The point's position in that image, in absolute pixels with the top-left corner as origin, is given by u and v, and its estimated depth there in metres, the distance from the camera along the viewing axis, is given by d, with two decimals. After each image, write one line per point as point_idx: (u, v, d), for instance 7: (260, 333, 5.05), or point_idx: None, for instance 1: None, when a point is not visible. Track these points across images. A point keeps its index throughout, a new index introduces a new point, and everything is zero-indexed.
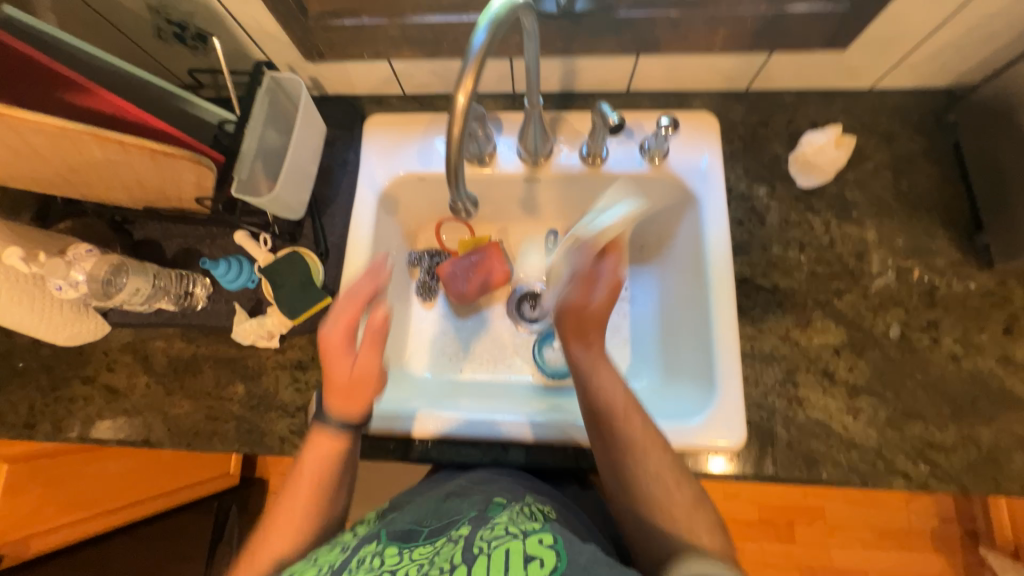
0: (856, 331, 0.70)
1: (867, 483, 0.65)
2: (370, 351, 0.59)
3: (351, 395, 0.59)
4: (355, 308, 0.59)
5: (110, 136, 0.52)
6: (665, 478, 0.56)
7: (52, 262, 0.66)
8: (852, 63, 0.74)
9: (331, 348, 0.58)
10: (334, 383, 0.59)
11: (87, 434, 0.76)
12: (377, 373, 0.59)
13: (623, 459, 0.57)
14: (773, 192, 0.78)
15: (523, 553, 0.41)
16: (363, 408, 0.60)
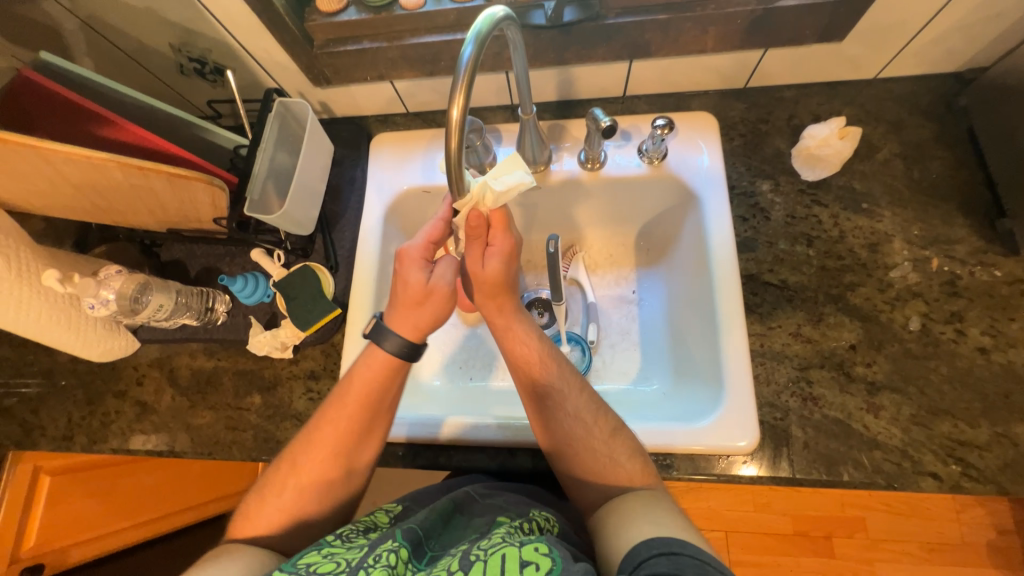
0: (873, 326, 0.68)
1: (893, 486, 0.62)
2: (447, 270, 0.61)
3: (418, 309, 0.61)
4: (438, 222, 0.61)
5: (131, 162, 0.56)
6: (587, 418, 0.61)
7: (84, 282, 0.69)
8: (852, 53, 0.73)
9: (412, 260, 0.60)
10: (404, 292, 0.60)
11: (118, 445, 0.81)
12: (450, 292, 0.61)
13: (575, 446, 0.60)
14: (778, 186, 0.76)
15: (519, 558, 0.41)
16: (426, 325, 0.62)
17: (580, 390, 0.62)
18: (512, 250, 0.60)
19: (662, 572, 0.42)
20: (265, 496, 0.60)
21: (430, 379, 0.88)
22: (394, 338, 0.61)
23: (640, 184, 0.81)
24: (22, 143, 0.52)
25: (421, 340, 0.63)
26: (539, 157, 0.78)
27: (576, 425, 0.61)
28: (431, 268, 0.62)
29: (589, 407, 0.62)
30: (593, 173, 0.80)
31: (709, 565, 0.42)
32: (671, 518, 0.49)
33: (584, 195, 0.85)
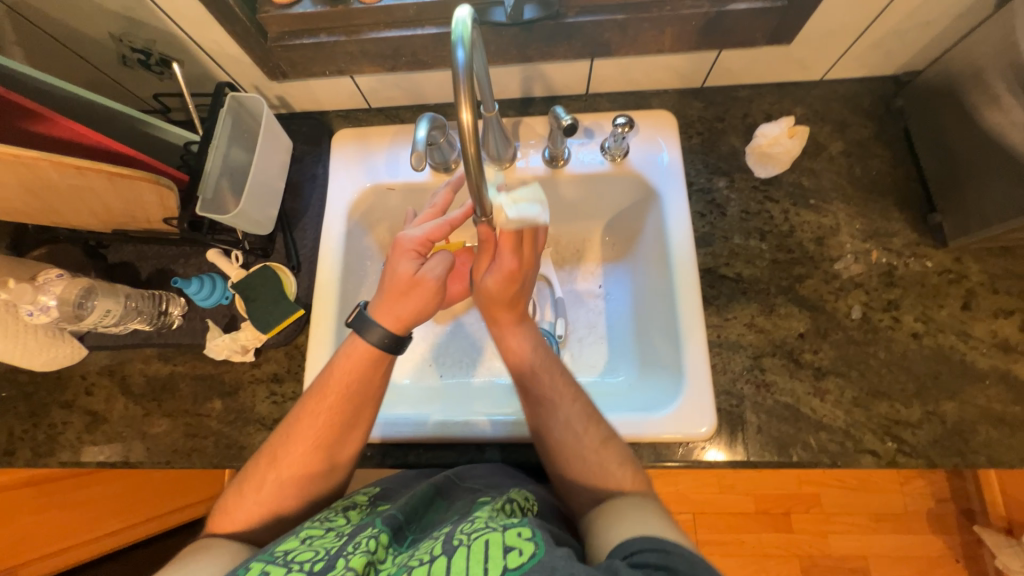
0: (819, 314, 0.72)
1: (837, 464, 0.66)
2: (437, 264, 0.62)
3: (402, 299, 0.61)
4: (442, 226, 0.64)
5: (66, 161, 0.53)
6: (578, 429, 0.63)
7: (20, 288, 0.65)
8: (800, 55, 0.76)
9: (405, 248, 0.62)
10: (394, 279, 0.62)
11: (66, 459, 0.76)
12: (438, 287, 0.62)
13: (565, 445, 0.62)
14: (733, 183, 0.79)
15: (501, 542, 0.41)
16: (409, 316, 0.62)
17: (590, 423, 0.63)
18: (512, 271, 0.63)
19: (652, 563, 0.42)
20: (244, 493, 0.59)
21: (399, 377, 0.88)
22: (378, 327, 0.61)
23: (603, 181, 0.82)
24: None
25: (405, 332, 0.63)
26: (504, 154, 0.78)
27: (568, 431, 0.63)
28: (425, 262, 0.63)
29: (584, 413, 0.64)
30: (557, 170, 0.81)
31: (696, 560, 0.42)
32: (653, 513, 0.51)
33: (549, 193, 0.86)
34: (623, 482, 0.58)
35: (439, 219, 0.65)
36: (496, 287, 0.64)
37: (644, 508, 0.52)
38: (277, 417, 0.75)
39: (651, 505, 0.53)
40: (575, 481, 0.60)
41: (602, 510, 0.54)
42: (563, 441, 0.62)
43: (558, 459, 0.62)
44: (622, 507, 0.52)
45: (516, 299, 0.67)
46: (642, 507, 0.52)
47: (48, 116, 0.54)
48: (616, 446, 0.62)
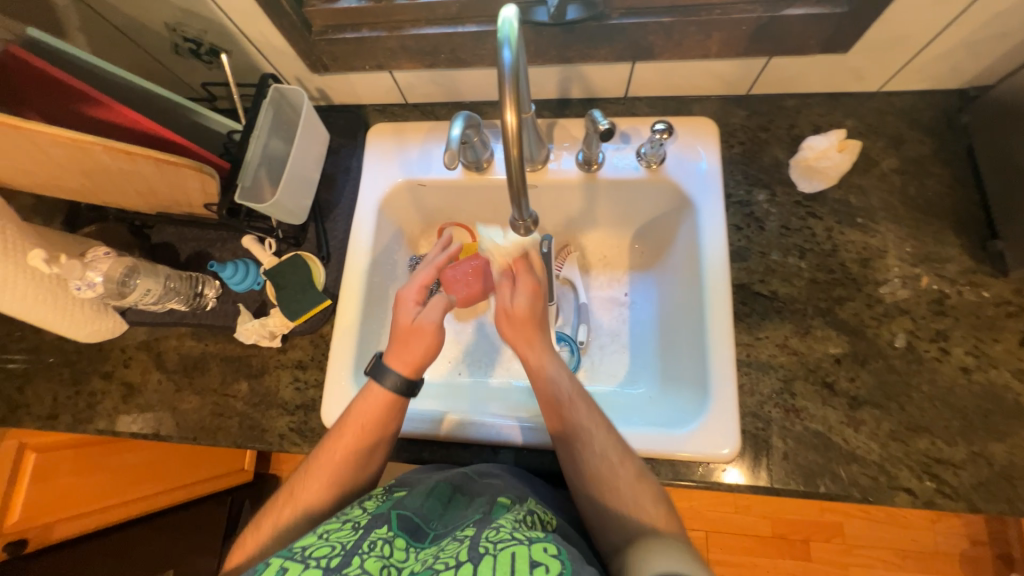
0: (859, 340, 0.68)
1: (867, 499, 0.62)
2: (432, 310, 0.65)
3: (406, 346, 0.64)
4: (429, 271, 0.69)
5: (117, 146, 0.55)
6: (614, 458, 0.59)
7: (70, 263, 0.68)
8: (857, 65, 0.72)
9: (403, 299, 0.66)
10: (396, 330, 0.65)
11: (103, 426, 0.81)
12: (434, 328, 0.64)
13: (597, 479, 0.58)
14: (774, 197, 0.76)
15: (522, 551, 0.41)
16: (419, 359, 0.64)
17: (623, 457, 0.60)
18: (535, 287, 0.68)
19: None
20: (257, 524, 0.59)
21: None
22: (393, 373, 0.63)
23: (636, 188, 0.80)
24: (7, 122, 0.51)
25: (417, 377, 0.64)
26: (536, 156, 0.77)
27: (601, 462, 0.59)
28: (421, 310, 0.66)
29: (616, 446, 0.60)
30: (590, 174, 0.80)
31: None
32: (683, 552, 0.49)
33: (580, 196, 0.84)
34: (655, 518, 0.55)
35: (426, 266, 0.70)
36: (524, 308, 0.66)
37: (673, 545, 0.50)
38: (299, 403, 0.77)
39: (683, 546, 0.50)
40: (604, 519, 0.57)
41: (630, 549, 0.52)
42: (597, 473, 0.59)
43: (588, 494, 0.59)
44: (652, 547, 0.50)
45: (540, 324, 0.67)
46: (667, 543, 0.50)
47: (105, 101, 0.57)
48: (648, 480, 0.59)
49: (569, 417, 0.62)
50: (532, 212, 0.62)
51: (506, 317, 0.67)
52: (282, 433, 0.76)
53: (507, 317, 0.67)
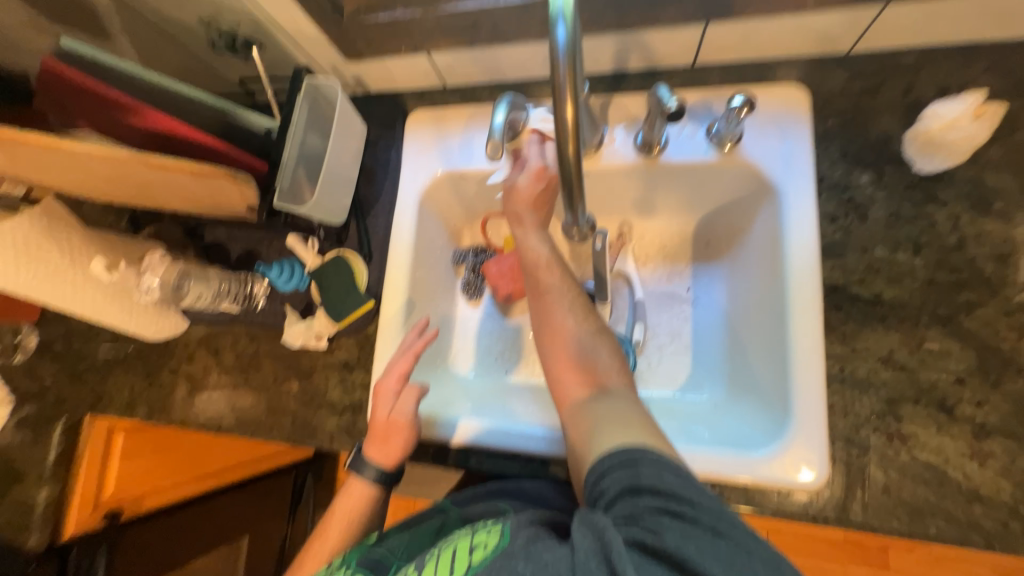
0: (990, 356, 0.56)
1: (993, 547, 0.52)
2: (405, 401, 0.68)
3: (385, 441, 0.69)
4: (408, 358, 0.70)
5: (152, 159, 0.53)
6: (578, 317, 0.64)
7: (127, 272, 0.73)
8: (1010, 5, 0.56)
9: (380, 393, 0.69)
10: (374, 423, 0.69)
11: (173, 418, 0.85)
12: (408, 420, 0.68)
13: (564, 332, 0.63)
14: (881, 179, 0.63)
15: (469, 547, 0.49)
16: (396, 453, 0.69)
17: (590, 319, 0.64)
18: (540, 171, 0.69)
19: (623, 481, 0.47)
20: None
21: (465, 371, 0.86)
22: (377, 467, 0.69)
23: (705, 172, 0.70)
24: (53, 144, 0.50)
25: (395, 467, 0.70)
26: (590, 140, 0.69)
27: (567, 317, 0.64)
28: (398, 399, 0.70)
29: (579, 303, 0.65)
30: (651, 158, 0.70)
31: (664, 465, 0.47)
32: (634, 420, 0.53)
33: (638, 182, 0.75)
34: (612, 372, 0.60)
35: (404, 352, 0.71)
36: (527, 187, 0.69)
37: (623, 410, 0.55)
38: (347, 404, 0.77)
39: (633, 411, 0.55)
40: (562, 372, 0.62)
41: (586, 410, 0.57)
42: (563, 326, 0.63)
43: (553, 344, 0.63)
44: (606, 413, 0.55)
45: (545, 201, 0.71)
46: (619, 409, 0.55)
47: (141, 109, 0.55)
48: (606, 341, 0.63)
49: (546, 282, 0.66)
50: (590, 217, 0.59)
51: (511, 195, 0.70)
52: (331, 433, 0.76)
53: (511, 194, 0.70)
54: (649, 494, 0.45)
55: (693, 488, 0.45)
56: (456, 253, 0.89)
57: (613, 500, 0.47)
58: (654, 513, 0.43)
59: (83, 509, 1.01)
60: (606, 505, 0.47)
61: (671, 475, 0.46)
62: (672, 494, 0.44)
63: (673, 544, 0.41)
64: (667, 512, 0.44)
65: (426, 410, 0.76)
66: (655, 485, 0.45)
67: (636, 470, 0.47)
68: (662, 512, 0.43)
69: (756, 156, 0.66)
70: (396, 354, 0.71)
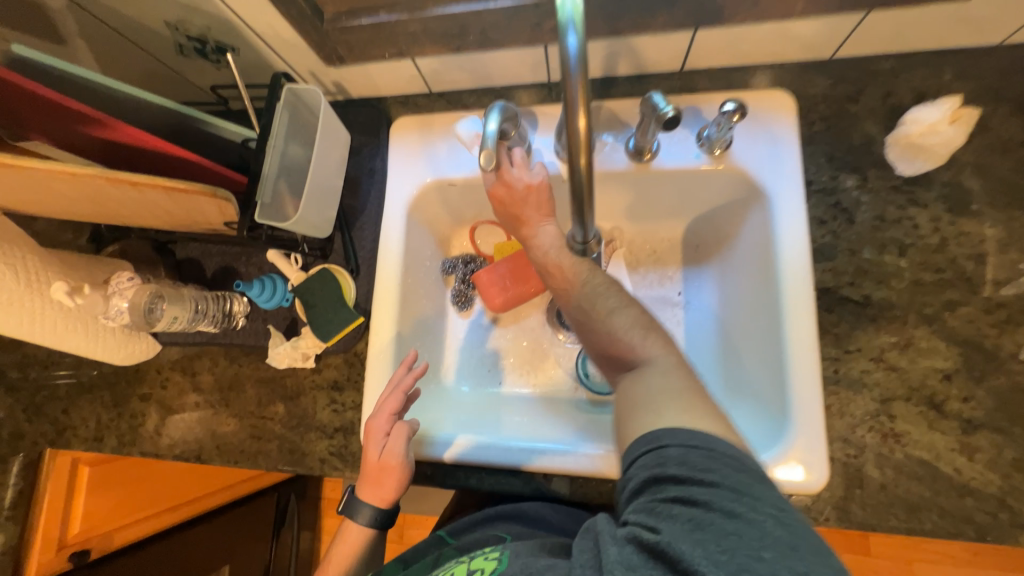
0: (975, 353, 0.58)
1: (985, 537, 0.54)
2: (393, 442, 0.65)
3: (379, 483, 0.66)
4: (397, 397, 0.67)
5: (123, 177, 0.49)
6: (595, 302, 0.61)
7: (92, 297, 0.68)
8: (979, 15, 0.58)
9: (369, 433, 0.67)
10: (366, 464, 0.67)
11: (146, 448, 0.80)
12: (399, 462, 0.65)
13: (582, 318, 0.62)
14: (865, 182, 0.64)
15: (468, 571, 0.54)
16: (391, 494, 0.66)
17: (608, 294, 0.61)
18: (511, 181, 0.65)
19: (646, 470, 0.46)
20: None
21: (458, 383, 0.85)
22: (373, 509, 0.67)
23: (697, 178, 0.70)
24: (18, 163, 0.46)
25: (390, 506, 0.67)
26: None
27: (585, 301, 0.62)
28: (389, 438, 0.67)
29: (596, 271, 0.63)
30: (644, 164, 0.70)
31: (692, 446, 0.45)
32: (670, 399, 0.50)
33: (630, 188, 0.75)
34: (647, 343, 0.56)
35: (392, 389, 0.67)
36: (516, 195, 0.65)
37: (661, 386, 0.51)
38: (338, 425, 0.73)
39: (677, 385, 0.51)
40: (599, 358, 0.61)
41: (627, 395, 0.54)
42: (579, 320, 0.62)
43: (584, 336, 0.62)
44: (650, 391, 0.51)
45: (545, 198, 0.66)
46: (660, 383, 0.52)
47: (105, 121, 0.51)
48: (628, 316, 0.59)
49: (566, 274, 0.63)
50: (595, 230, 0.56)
51: (505, 205, 0.67)
52: (322, 457, 0.73)
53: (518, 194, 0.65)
54: (672, 482, 0.43)
55: (719, 471, 0.43)
56: (445, 263, 0.87)
57: (637, 490, 0.45)
58: (666, 501, 0.42)
59: (46, 551, 0.94)
60: (628, 495, 0.46)
61: (698, 457, 0.44)
62: (690, 479, 0.43)
63: (678, 536, 0.39)
64: (683, 500, 0.42)
65: (424, 428, 0.73)
66: (677, 472, 0.44)
67: (662, 456, 0.46)
68: (675, 500, 0.42)
69: (749, 153, 0.67)
70: (385, 390, 0.68)
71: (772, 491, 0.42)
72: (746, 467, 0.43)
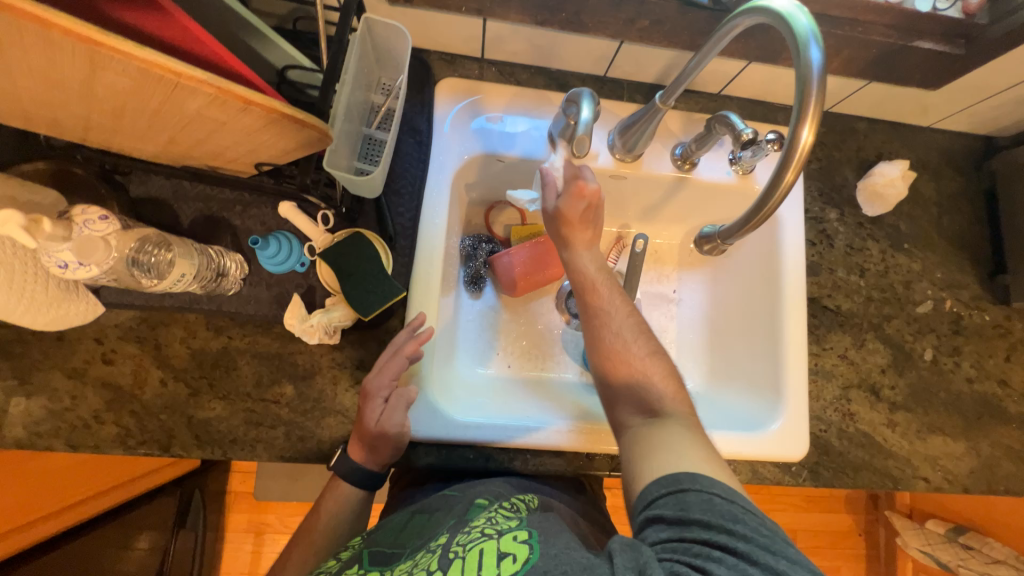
0: (900, 353, 0.78)
1: (897, 485, 0.75)
2: (393, 409, 0.60)
3: (372, 447, 0.61)
4: (399, 360, 0.62)
5: (236, 91, 0.38)
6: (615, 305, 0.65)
7: (88, 241, 0.50)
8: (930, 102, 0.78)
9: (366, 395, 0.61)
10: (360, 428, 0.60)
11: (76, 439, 0.61)
12: (398, 431, 0.60)
13: (595, 314, 0.65)
14: (842, 216, 0.81)
15: (497, 552, 0.46)
16: (384, 457, 0.62)
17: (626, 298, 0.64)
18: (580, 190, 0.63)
19: (671, 510, 0.47)
20: None
21: (468, 366, 0.80)
22: (362, 470, 0.61)
23: (724, 192, 0.80)
24: (100, 41, 0.31)
25: (382, 469, 0.63)
26: (636, 147, 0.72)
27: (603, 308, 0.65)
28: (387, 405, 0.61)
29: (615, 297, 0.65)
30: (682, 172, 0.77)
31: (712, 493, 0.47)
32: (690, 445, 0.53)
33: (663, 194, 0.81)
34: (666, 396, 0.60)
35: (394, 354, 0.62)
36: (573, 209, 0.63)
37: (680, 436, 0.54)
38: None
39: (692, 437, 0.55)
40: (607, 354, 0.63)
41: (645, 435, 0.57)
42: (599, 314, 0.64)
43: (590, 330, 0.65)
44: (665, 431, 0.55)
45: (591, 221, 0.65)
46: (679, 433, 0.55)
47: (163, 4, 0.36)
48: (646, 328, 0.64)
49: (593, 276, 0.66)
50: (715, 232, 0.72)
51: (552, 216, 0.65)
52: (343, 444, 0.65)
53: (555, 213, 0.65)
54: (699, 526, 0.45)
55: (747, 524, 0.45)
56: (465, 241, 0.83)
57: (661, 529, 0.47)
58: (703, 546, 0.44)
59: None
60: (650, 531, 0.47)
61: (723, 505, 0.46)
62: (723, 527, 0.45)
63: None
64: (719, 547, 0.44)
65: (457, 415, 0.68)
66: (705, 517, 0.46)
67: (685, 500, 0.47)
68: (711, 546, 0.44)
69: None
70: (386, 354, 0.63)
71: (795, 550, 0.45)
72: (767, 525, 0.46)
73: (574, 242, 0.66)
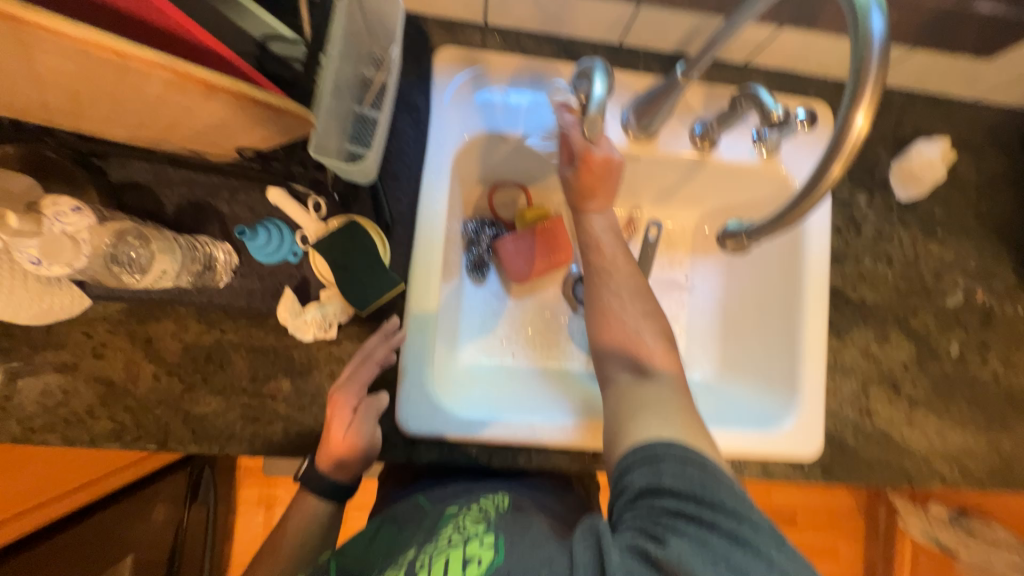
0: (924, 347, 0.74)
1: (912, 483, 0.72)
2: (361, 421, 0.58)
3: (340, 460, 0.59)
4: (371, 368, 0.59)
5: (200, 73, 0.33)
6: (626, 298, 0.61)
7: (53, 238, 0.50)
8: (980, 72, 0.70)
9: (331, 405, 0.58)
10: (326, 440, 0.58)
11: (70, 434, 0.60)
12: (366, 442, 0.58)
13: (604, 307, 0.61)
14: (873, 200, 0.76)
15: (462, 559, 0.45)
16: (353, 467, 0.60)
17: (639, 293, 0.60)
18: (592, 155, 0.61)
19: (643, 478, 0.47)
20: None
21: (469, 355, 0.77)
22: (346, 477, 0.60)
23: (746, 175, 0.74)
24: (27, 17, 0.27)
25: (354, 478, 0.61)
26: (654, 125, 0.67)
27: (613, 301, 0.61)
28: (356, 415, 0.59)
29: (627, 288, 0.61)
30: (702, 152, 0.71)
31: (684, 461, 0.46)
32: (676, 412, 0.52)
33: (680, 175, 0.76)
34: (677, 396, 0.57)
35: (365, 360, 0.60)
36: (586, 176, 0.62)
37: (671, 400, 0.54)
38: None
39: (679, 402, 0.54)
40: (617, 351, 0.60)
41: (633, 398, 0.55)
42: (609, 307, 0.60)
43: (599, 326, 0.61)
44: (648, 399, 0.54)
45: (607, 184, 0.63)
46: (663, 399, 0.54)
47: None
48: (657, 322, 0.60)
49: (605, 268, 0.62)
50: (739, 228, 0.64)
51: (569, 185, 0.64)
52: None
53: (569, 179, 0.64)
54: (669, 495, 0.45)
55: (717, 492, 0.44)
56: (467, 226, 0.78)
57: (634, 499, 0.47)
58: (670, 515, 0.44)
59: None
60: (622, 501, 0.47)
61: (695, 474, 0.45)
62: (692, 495, 0.44)
63: (672, 547, 0.42)
64: (686, 515, 0.44)
65: (458, 410, 0.65)
66: (676, 485, 0.45)
67: (658, 469, 0.46)
68: (678, 514, 0.44)
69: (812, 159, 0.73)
70: (353, 362, 0.60)
71: (763, 516, 0.44)
72: (738, 492, 0.45)
73: (588, 204, 0.64)
